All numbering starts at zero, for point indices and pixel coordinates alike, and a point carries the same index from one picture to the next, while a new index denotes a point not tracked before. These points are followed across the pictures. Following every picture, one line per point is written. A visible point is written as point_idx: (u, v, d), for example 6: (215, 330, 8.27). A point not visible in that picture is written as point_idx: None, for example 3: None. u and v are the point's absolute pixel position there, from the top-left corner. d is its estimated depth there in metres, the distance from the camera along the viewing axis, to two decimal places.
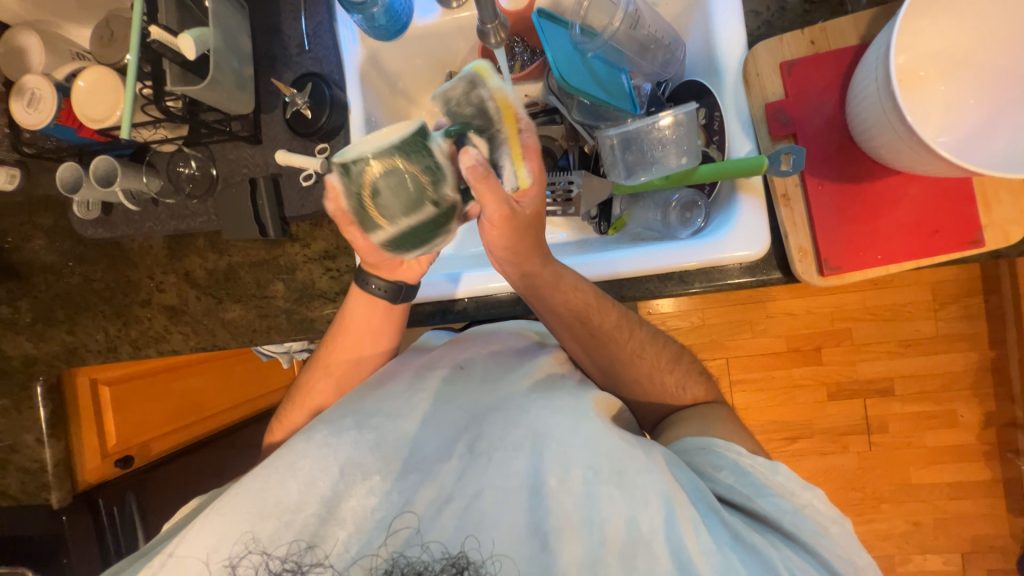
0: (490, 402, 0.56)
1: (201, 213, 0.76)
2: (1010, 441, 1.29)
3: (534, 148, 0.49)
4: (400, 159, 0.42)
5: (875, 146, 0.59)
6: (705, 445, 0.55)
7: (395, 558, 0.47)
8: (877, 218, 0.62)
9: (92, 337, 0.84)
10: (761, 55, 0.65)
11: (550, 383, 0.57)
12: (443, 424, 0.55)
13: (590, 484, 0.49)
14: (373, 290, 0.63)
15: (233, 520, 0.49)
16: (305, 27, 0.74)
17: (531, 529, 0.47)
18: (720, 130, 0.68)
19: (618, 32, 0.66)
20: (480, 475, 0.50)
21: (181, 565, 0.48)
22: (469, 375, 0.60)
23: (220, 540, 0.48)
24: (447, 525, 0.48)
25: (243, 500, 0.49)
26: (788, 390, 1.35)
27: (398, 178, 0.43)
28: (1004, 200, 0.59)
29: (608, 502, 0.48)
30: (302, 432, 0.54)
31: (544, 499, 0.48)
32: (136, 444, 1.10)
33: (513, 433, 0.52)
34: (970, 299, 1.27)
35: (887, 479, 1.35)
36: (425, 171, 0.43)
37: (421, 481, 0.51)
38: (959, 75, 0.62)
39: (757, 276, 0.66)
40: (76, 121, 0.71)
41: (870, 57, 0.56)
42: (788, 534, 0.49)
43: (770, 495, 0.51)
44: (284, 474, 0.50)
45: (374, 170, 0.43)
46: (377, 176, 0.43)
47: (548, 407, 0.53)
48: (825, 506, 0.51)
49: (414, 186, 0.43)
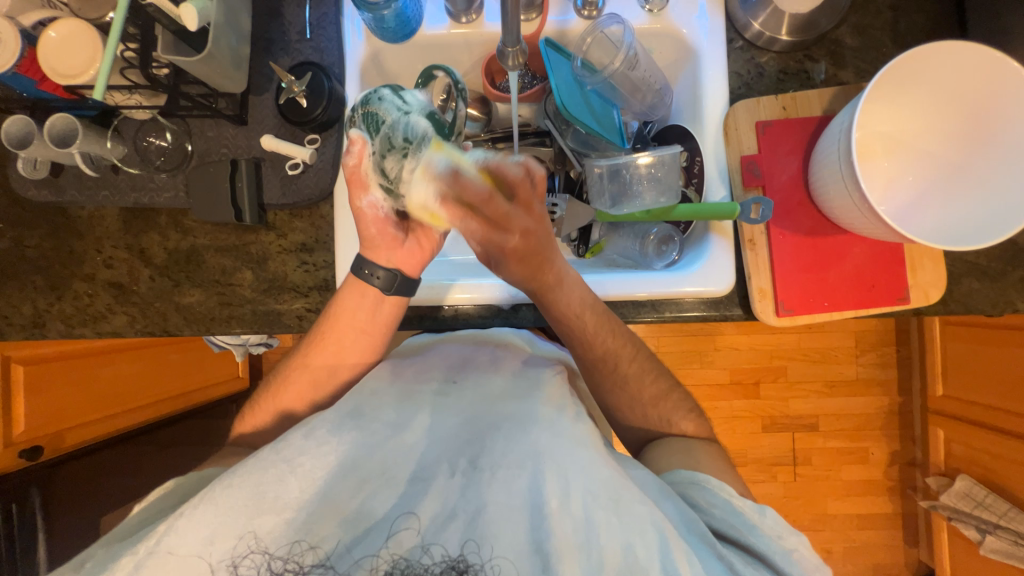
0: (494, 420, 0.56)
1: (169, 188, 0.72)
2: (909, 478, 1.45)
3: (525, 206, 0.56)
4: (373, 105, 0.56)
5: (831, 205, 0.66)
6: (696, 481, 0.55)
7: (398, 559, 0.45)
8: (829, 269, 0.70)
9: (17, 310, 0.75)
10: (740, 112, 0.72)
11: (554, 407, 0.57)
12: (442, 439, 0.55)
13: (589, 507, 0.48)
14: (371, 277, 0.63)
15: (229, 513, 0.46)
16: (308, 15, 0.73)
17: (533, 547, 0.46)
18: (700, 173, 0.74)
19: (617, 71, 0.69)
20: (484, 491, 0.49)
21: (175, 559, 0.44)
22: (461, 387, 0.61)
23: (218, 527, 0.46)
24: (452, 535, 0.47)
25: (238, 491, 0.47)
26: (728, 419, 1.45)
27: (369, 116, 0.55)
28: (927, 266, 0.68)
29: (606, 527, 0.47)
30: (299, 428, 0.54)
31: (546, 520, 0.48)
32: (53, 433, 0.97)
33: (516, 452, 0.52)
34: (886, 349, 1.43)
35: (806, 508, 1.47)
36: (380, 119, 0.55)
37: (422, 491, 0.50)
38: (900, 154, 0.71)
39: (719, 312, 0.71)
40: (37, 72, 0.64)
41: (835, 127, 0.63)
42: (774, 567, 0.49)
43: (759, 534, 0.51)
44: (282, 470, 0.49)
45: (358, 112, 0.56)
46: (359, 117, 0.56)
47: (550, 430, 0.53)
48: (810, 553, 0.51)
49: (379, 122, 0.55)
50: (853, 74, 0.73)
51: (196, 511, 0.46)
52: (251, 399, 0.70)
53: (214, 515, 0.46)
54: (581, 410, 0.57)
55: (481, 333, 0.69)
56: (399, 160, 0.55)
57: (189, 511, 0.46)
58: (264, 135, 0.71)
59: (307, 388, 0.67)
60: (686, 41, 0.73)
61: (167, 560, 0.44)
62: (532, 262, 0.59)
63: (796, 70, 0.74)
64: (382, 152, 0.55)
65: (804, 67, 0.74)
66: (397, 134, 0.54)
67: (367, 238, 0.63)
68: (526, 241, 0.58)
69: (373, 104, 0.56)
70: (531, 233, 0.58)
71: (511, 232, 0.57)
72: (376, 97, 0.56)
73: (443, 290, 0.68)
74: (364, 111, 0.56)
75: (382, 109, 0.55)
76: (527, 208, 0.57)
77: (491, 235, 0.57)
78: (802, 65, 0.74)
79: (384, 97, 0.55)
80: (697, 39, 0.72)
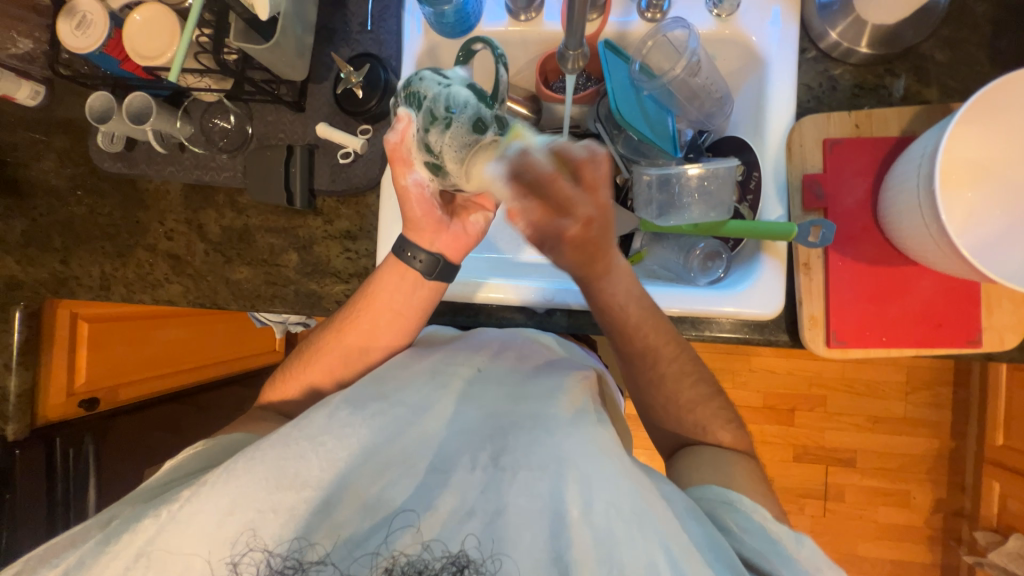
0: (517, 418, 0.56)
1: (228, 168, 0.75)
2: (954, 529, 1.34)
3: (598, 179, 0.55)
4: (417, 87, 0.55)
5: (900, 234, 0.61)
6: (729, 502, 0.52)
7: (396, 558, 0.45)
8: (892, 301, 0.65)
9: (87, 272, 0.81)
10: (808, 126, 0.68)
11: (576, 411, 0.56)
12: (466, 429, 0.55)
13: (610, 520, 0.45)
14: (413, 260, 0.63)
15: (249, 488, 0.46)
16: (370, 7, 0.74)
17: (552, 558, 0.45)
18: (755, 190, 0.70)
19: (677, 78, 0.67)
20: (505, 491, 0.49)
21: (195, 525, 0.45)
22: (488, 378, 0.61)
23: (237, 500, 0.46)
24: (471, 533, 0.46)
25: (259, 465, 0.48)
26: (756, 445, 1.39)
27: (413, 98, 0.55)
28: (1005, 308, 0.62)
29: (629, 543, 0.44)
30: (322, 407, 0.54)
31: (566, 530, 0.46)
32: (108, 387, 1.06)
33: (537, 454, 0.51)
34: (941, 388, 1.32)
35: (834, 547, 1.39)
36: (428, 99, 0.54)
37: (441, 484, 0.50)
38: (987, 183, 0.65)
39: (763, 336, 0.68)
40: (121, 53, 0.69)
41: (916, 149, 0.58)
42: None
43: (796, 568, 0.46)
44: (304, 448, 0.49)
45: (403, 97, 0.56)
46: (404, 102, 0.56)
47: (575, 436, 0.52)
48: None
49: (420, 100, 0.54)
50: (939, 92, 0.67)
51: (219, 483, 0.46)
52: (275, 372, 0.71)
53: (236, 488, 0.46)
54: (604, 417, 0.56)
55: (508, 330, 0.69)
56: (443, 134, 0.54)
57: (214, 480, 0.46)
58: (320, 123, 0.73)
59: (335, 364, 0.66)
60: (754, 49, 0.69)
61: (192, 520, 0.45)
62: (586, 253, 0.58)
63: (874, 85, 0.69)
64: (426, 126, 0.54)
65: (883, 83, 0.68)
66: (438, 107, 0.53)
67: (412, 220, 0.63)
68: (586, 229, 0.56)
69: (415, 85, 0.55)
70: (589, 223, 0.56)
71: (564, 224, 0.56)
72: (417, 78, 0.55)
73: (473, 288, 0.68)
74: (407, 92, 0.56)
75: (423, 89, 0.54)
76: (591, 192, 0.55)
77: (550, 219, 0.55)
78: (881, 80, 0.68)
79: (424, 76, 0.55)
80: (766, 47, 0.68)
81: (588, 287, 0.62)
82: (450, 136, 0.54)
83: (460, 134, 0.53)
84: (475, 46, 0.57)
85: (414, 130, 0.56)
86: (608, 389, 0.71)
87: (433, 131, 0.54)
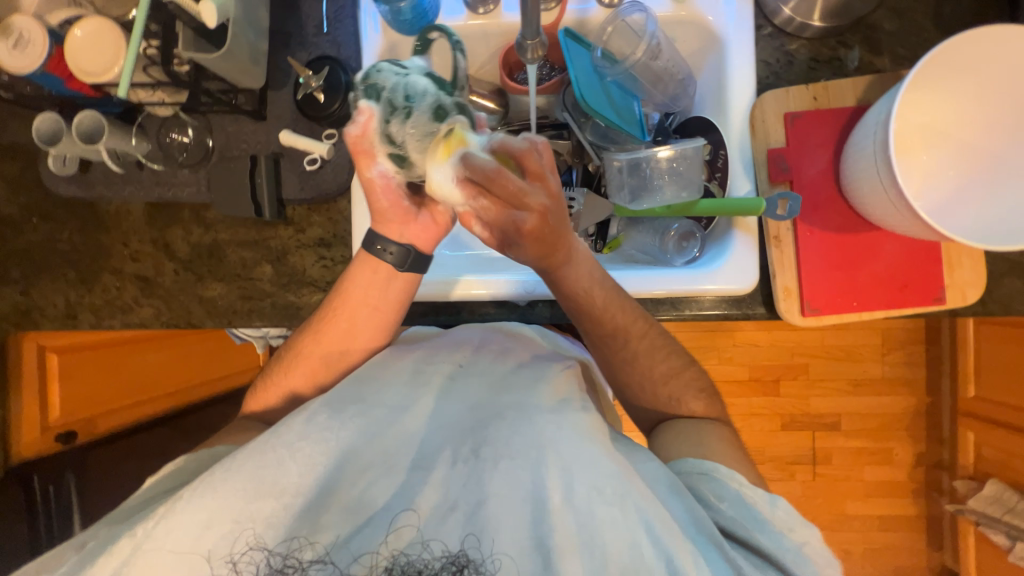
0: (498, 407, 0.56)
1: (191, 183, 0.73)
2: (935, 481, 1.40)
3: (539, 171, 0.52)
4: (374, 78, 0.53)
5: (863, 202, 0.63)
6: (706, 472, 0.53)
7: (396, 556, 0.45)
8: (859, 267, 0.67)
9: (50, 301, 0.78)
10: (768, 102, 0.69)
11: (557, 397, 0.56)
12: (442, 423, 0.55)
13: (592, 502, 0.47)
14: (383, 253, 0.62)
15: (226, 501, 0.45)
16: (325, 8, 0.72)
17: (534, 543, 0.46)
18: (723, 168, 0.71)
19: (639, 62, 0.68)
20: (486, 483, 0.49)
21: (173, 545, 0.44)
22: (469, 373, 0.61)
23: (215, 514, 0.45)
24: (453, 528, 0.47)
25: (238, 477, 0.46)
26: (746, 417, 1.42)
27: (371, 90, 0.53)
28: (965, 265, 0.65)
29: (609, 524, 0.46)
30: (299, 412, 0.53)
31: (548, 515, 0.47)
32: (84, 419, 1.03)
33: (518, 442, 0.51)
34: (914, 347, 1.37)
35: (825, 508, 1.44)
36: (387, 89, 0.53)
37: (423, 480, 0.50)
38: (941, 147, 0.68)
39: (741, 310, 0.69)
40: (65, 70, 0.66)
41: (871, 118, 0.60)
42: (783, 568, 0.48)
43: (768, 530, 0.49)
44: (282, 455, 0.48)
45: (358, 90, 0.54)
46: (361, 94, 0.54)
47: (556, 423, 0.52)
48: (821, 546, 0.50)
49: (379, 90, 0.53)
50: (890, 61, 0.69)
51: (193, 498, 0.45)
52: (253, 385, 0.69)
53: (213, 502, 0.45)
54: (587, 402, 0.56)
55: (489, 326, 0.68)
56: (405, 123, 0.52)
57: (191, 496, 0.45)
58: (283, 130, 0.71)
59: (316, 371, 0.65)
60: (711, 29, 0.70)
61: (165, 544, 0.43)
62: (547, 243, 0.55)
63: (829, 57, 0.70)
64: (387, 118, 0.53)
65: (837, 55, 0.70)
66: (399, 96, 0.52)
67: (379, 210, 0.62)
68: (543, 220, 0.52)
69: (372, 77, 0.54)
70: (544, 214, 0.52)
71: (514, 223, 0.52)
72: (373, 69, 0.54)
73: (449, 284, 0.67)
74: (364, 84, 0.54)
75: (382, 79, 0.53)
76: (540, 181, 0.52)
77: (504, 213, 0.52)
78: (835, 53, 0.70)
79: (382, 67, 0.53)
80: (722, 26, 0.69)
81: (554, 278, 0.61)
82: (412, 127, 0.52)
83: (424, 122, 0.52)
84: (431, 37, 0.58)
85: (372, 122, 0.53)
86: (595, 377, 0.72)
87: (395, 122, 0.53)
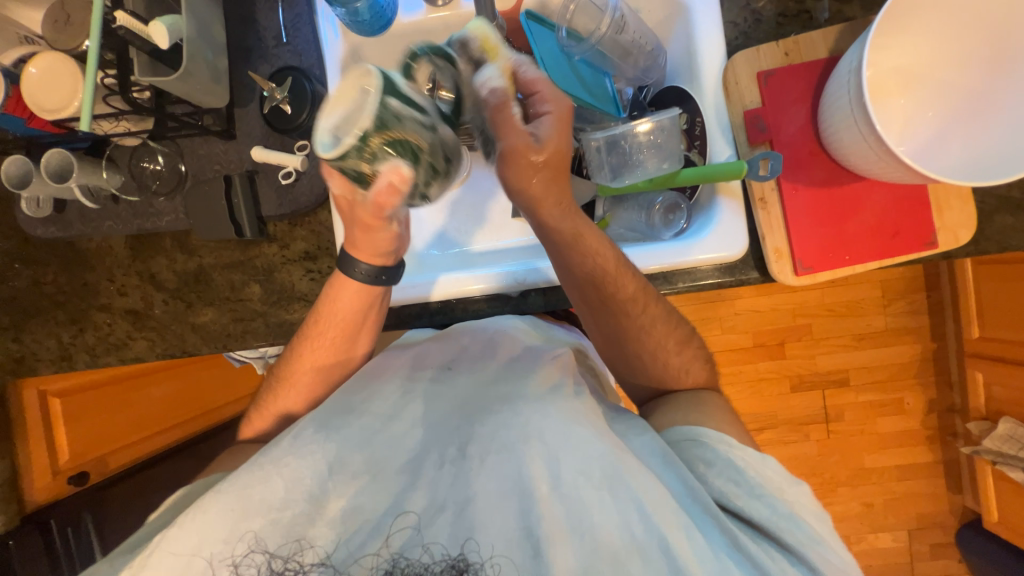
0: (486, 404, 0.55)
1: (169, 211, 0.72)
2: (949, 425, 1.41)
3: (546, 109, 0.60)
4: (402, 133, 0.40)
5: (845, 153, 0.63)
6: (694, 438, 0.53)
7: (397, 559, 0.45)
8: (847, 220, 0.66)
9: (43, 345, 0.77)
10: (740, 64, 0.68)
11: (546, 387, 0.55)
12: (434, 419, 0.55)
13: (580, 487, 0.46)
14: (360, 275, 0.60)
15: (218, 520, 0.46)
16: (282, 18, 0.71)
17: (524, 533, 0.45)
18: (702, 135, 0.70)
19: (604, 36, 0.66)
20: (473, 479, 0.48)
21: (173, 562, 0.44)
22: (457, 375, 0.60)
23: (211, 535, 0.45)
24: (442, 528, 0.46)
25: (229, 494, 0.47)
26: (753, 383, 1.42)
27: (403, 148, 0.41)
28: (954, 206, 0.64)
29: (598, 507, 0.46)
30: (288, 432, 0.53)
31: (536, 504, 0.46)
32: (94, 458, 1.04)
33: (503, 436, 0.50)
34: (914, 295, 1.37)
35: (842, 464, 1.44)
36: (428, 147, 0.43)
37: (412, 485, 0.49)
38: (918, 89, 0.67)
39: (734, 276, 0.69)
40: (25, 110, 0.65)
41: (842, 68, 0.59)
42: (780, 540, 0.47)
43: (762, 496, 0.49)
44: (269, 471, 0.48)
45: (381, 144, 0.40)
46: (385, 152, 0.40)
47: (542, 411, 0.51)
48: (811, 503, 0.50)
49: (416, 151, 0.42)
50: (859, 7, 0.68)
51: (186, 522, 0.46)
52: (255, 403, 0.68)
53: (204, 524, 0.45)
54: (580, 390, 0.56)
55: (490, 320, 0.68)
56: (444, 181, 0.48)
57: (181, 521, 0.46)
58: (254, 147, 0.70)
59: (301, 391, 0.64)
60: None
61: (167, 558, 0.44)
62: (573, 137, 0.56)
63: (796, 11, 0.69)
64: (427, 181, 0.46)
65: (804, 7, 0.69)
66: (441, 158, 0.45)
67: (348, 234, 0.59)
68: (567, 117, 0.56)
69: (393, 125, 0.40)
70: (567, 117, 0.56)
71: (550, 99, 0.54)
72: (391, 115, 0.40)
73: (429, 286, 0.67)
74: (388, 138, 0.40)
75: (415, 136, 0.41)
76: None
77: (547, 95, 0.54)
78: (802, 5, 0.69)
79: (405, 115, 0.40)
80: None
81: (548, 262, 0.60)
82: (448, 179, 0.49)
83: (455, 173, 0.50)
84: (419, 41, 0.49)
85: (407, 181, 0.44)
86: (589, 360, 0.72)
87: (433, 180, 0.46)
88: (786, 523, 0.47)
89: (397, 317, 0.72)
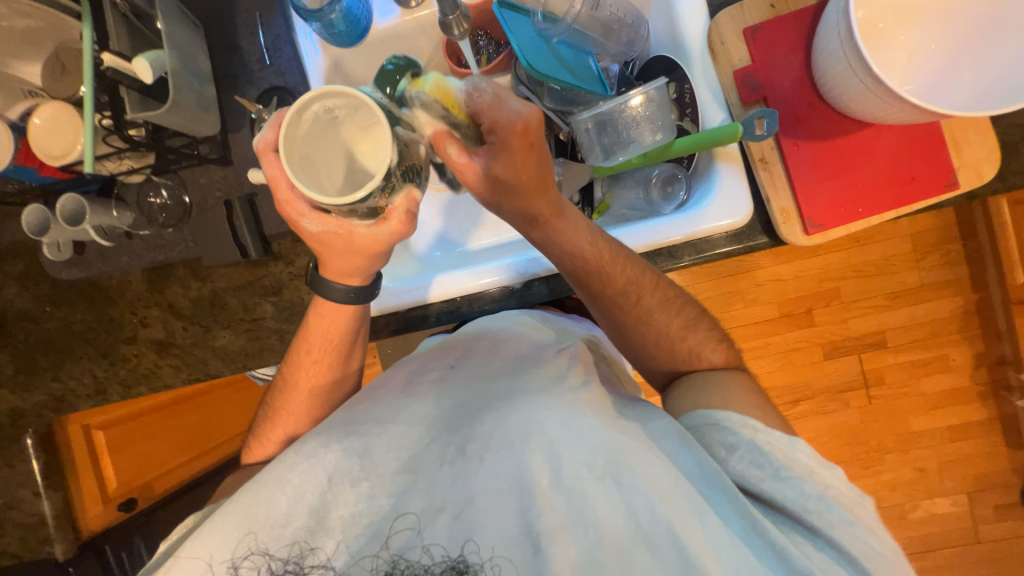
0: (484, 401, 0.54)
1: (179, 241, 0.75)
2: (1002, 378, 1.33)
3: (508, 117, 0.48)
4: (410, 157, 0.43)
5: (844, 101, 0.60)
6: (716, 422, 0.52)
7: (396, 560, 0.45)
8: (857, 170, 0.63)
9: (80, 382, 0.82)
10: (723, 23, 0.66)
11: (551, 379, 0.55)
12: (437, 421, 0.53)
13: (583, 479, 0.46)
14: (339, 293, 0.59)
15: (228, 531, 0.47)
16: (264, 40, 0.72)
17: (523, 531, 0.45)
18: (693, 101, 0.67)
19: (580, 14, 0.64)
20: (473, 480, 0.47)
21: (182, 565, 0.46)
22: (461, 372, 0.59)
23: (220, 543, 0.47)
24: (442, 529, 0.46)
25: (248, 510, 0.48)
26: (783, 354, 1.37)
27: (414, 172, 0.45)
28: (974, 141, 0.60)
29: (601, 499, 0.45)
30: (291, 446, 0.53)
31: (535, 501, 0.45)
32: (139, 485, 1.11)
33: (504, 433, 0.49)
34: (949, 246, 1.29)
35: (887, 430, 1.38)
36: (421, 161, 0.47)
37: (411, 486, 0.49)
38: (918, 23, 0.63)
39: (743, 244, 0.66)
40: (35, 160, 0.68)
41: (832, 11, 0.56)
42: (805, 522, 0.46)
43: (792, 479, 0.47)
44: (273, 490, 0.49)
45: (399, 176, 0.42)
46: (402, 181, 0.43)
47: (541, 403, 0.50)
48: (846, 486, 0.48)
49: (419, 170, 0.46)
50: None
51: (196, 543, 0.47)
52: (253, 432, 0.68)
53: (212, 540, 0.47)
54: (587, 378, 0.57)
55: (496, 316, 0.68)
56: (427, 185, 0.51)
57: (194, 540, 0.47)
58: (250, 169, 0.72)
59: (305, 406, 0.65)
60: None
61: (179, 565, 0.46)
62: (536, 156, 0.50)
63: None
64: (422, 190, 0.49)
65: None
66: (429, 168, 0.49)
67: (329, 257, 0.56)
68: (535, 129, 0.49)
69: (406, 154, 0.42)
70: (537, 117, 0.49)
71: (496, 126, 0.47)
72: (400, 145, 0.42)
73: (423, 289, 0.67)
74: (406, 167, 0.43)
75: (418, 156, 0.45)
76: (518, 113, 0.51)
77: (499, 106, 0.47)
78: None
79: (409, 140, 0.43)
80: None
81: (548, 236, 0.58)
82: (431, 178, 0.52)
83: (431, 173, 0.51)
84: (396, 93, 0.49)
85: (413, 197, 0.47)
86: (602, 348, 0.70)
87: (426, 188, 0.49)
88: (816, 505, 0.46)
89: (405, 321, 0.72)
